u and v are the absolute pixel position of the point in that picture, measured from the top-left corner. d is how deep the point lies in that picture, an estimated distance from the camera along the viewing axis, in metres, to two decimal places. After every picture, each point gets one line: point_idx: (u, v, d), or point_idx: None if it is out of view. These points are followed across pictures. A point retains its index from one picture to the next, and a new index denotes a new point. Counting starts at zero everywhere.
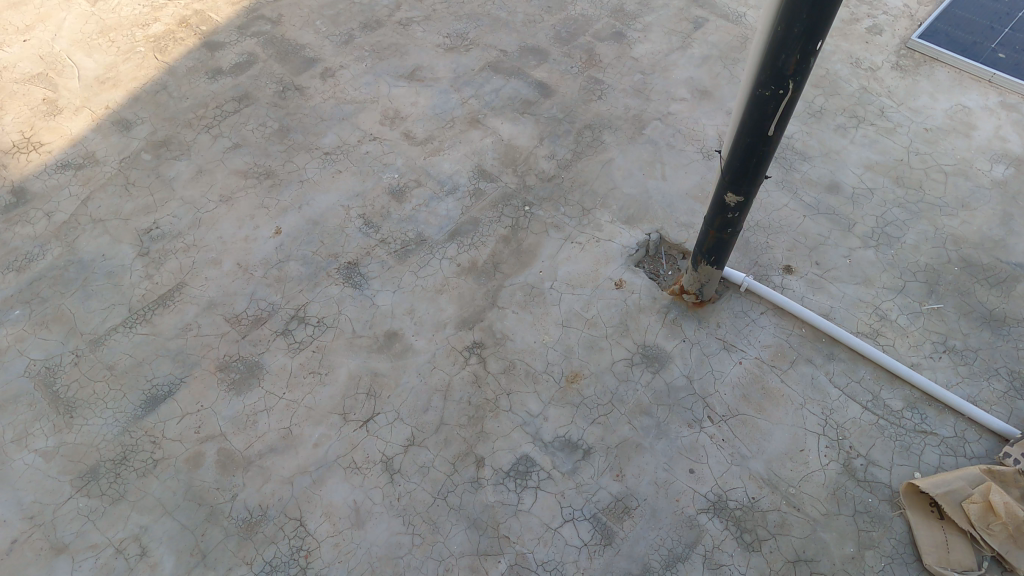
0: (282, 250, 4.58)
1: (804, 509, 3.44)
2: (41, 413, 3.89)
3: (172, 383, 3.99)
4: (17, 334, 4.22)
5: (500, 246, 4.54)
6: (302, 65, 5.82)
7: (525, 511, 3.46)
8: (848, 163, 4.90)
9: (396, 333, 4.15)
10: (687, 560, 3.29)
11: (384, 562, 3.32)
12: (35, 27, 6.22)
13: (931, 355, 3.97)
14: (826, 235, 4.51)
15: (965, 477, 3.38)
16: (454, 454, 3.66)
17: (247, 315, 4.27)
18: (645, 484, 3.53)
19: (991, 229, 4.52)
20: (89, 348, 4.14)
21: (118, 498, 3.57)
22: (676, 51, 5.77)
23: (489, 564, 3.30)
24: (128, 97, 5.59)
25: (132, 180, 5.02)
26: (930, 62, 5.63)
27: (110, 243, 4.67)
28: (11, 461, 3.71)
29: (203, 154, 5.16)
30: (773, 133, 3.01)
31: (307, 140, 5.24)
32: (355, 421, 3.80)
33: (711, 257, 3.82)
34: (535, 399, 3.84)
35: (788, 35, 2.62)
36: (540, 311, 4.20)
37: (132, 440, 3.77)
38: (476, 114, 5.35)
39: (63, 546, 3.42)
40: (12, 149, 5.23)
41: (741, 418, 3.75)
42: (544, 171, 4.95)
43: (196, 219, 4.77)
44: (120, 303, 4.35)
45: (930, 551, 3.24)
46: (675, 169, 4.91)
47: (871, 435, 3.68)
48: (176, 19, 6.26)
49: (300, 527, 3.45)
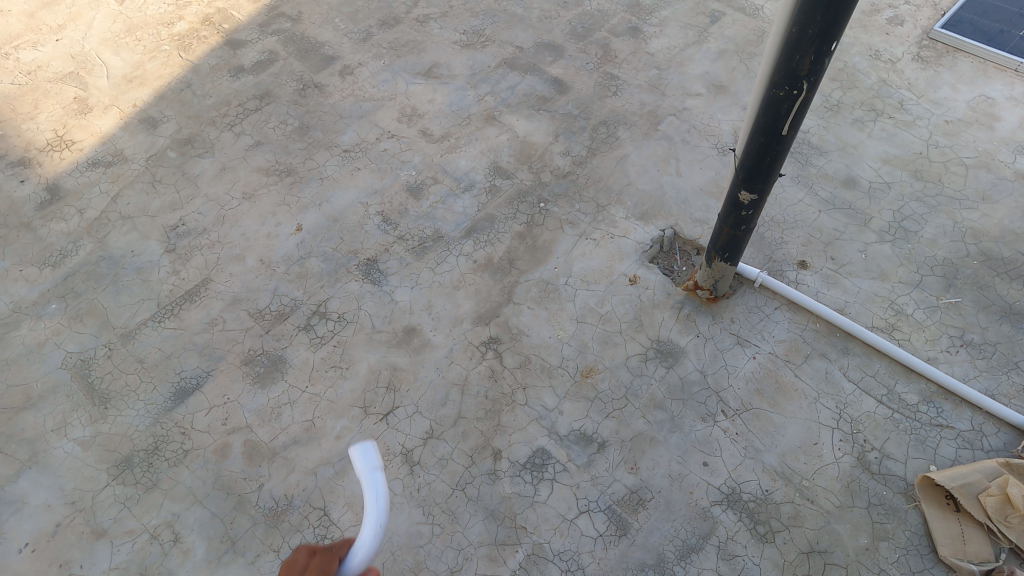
0: (304, 246, 4.70)
1: (817, 502, 3.48)
2: (78, 404, 4.06)
3: (199, 376, 4.13)
4: (53, 327, 4.40)
5: (516, 242, 4.60)
6: (322, 63, 5.92)
7: (542, 503, 3.55)
8: (865, 157, 4.88)
9: (415, 328, 4.24)
10: (701, 551, 3.36)
11: (405, 551, 3.44)
12: (66, 26, 6.40)
13: (947, 349, 3.97)
14: (842, 229, 4.51)
15: (982, 471, 3.41)
16: (473, 447, 3.76)
17: (271, 310, 4.40)
18: (659, 477, 3.60)
19: (1012, 221, 4.49)
20: (121, 342, 4.30)
21: (151, 486, 3.73)
22: (692, 45, 5.76)
23: (507, 553, 3.40)
24: (154, 95, 5.74)
25: (159, 177, 5.16)
26: (953, 52, 5.56)
27: (140, 239, 4.82)
28: (51, 449, 3.89)
29: (226, 152, 5.30)
30: (787, 132, 3.03)
31: (328, 138, 5.34)
32: (376, 414, 3.91)
33: (726, 253, 3.84)
34: (550, 393, 3.92)
35: (802, 36, 2.64)
36: (556, 306, 4.27)
37: (164, 430, 3.93)
38: (493, 111, 5.41)
39: (102, 531, 3.59)
40: (46, 147, 5.40)
41: (755, 412, 3.79)
42: (560, 168, 5.00)
43: (221, 216, 4.90)
44: (150, 298, 4.51)
45: (945, 542, 3.28)
46: (690, 165, 4.93)
47: (885, 429, 3.71)
48: (200, 17, 6.39)
49: (324, 516, 3.58)
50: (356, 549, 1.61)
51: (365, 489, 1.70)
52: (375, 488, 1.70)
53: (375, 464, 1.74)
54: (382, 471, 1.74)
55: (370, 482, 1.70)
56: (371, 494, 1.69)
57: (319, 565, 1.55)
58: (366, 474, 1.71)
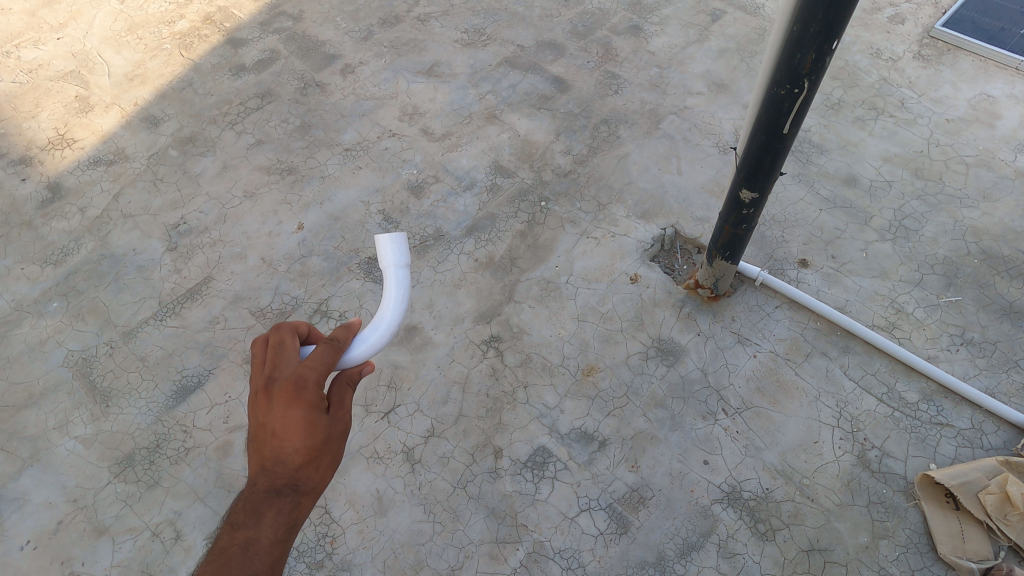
0: (305, 244, 4.71)
1: (818, 500, 3.49)
2: (80, 402, 4.07)
3: (201, 374, 4.14)
4: (55, 325, 4.41)
5: (516, 241, 4.61)
6: (323, 61, 5.92)
7: (543, 501, 3.56)
8: (866, 156, 4.88)
9: (416, 326, 4.25)
10: (701, 549, 3.37)
11: (406, 548, 3.45)
12: (68, 25, 6.40)
13: (948, 347, 3.97)
14: (843, 228, 4.51)
15: (982, 469, 3.41)
16: (473, 445, 3.76)
17: (272, 309, 4.40)
18: (659, 475, 3.60)
19: (1013, 220, 4.48)
20: (122, 340, 4.31)
21: (153, 484, 3.74)
22: (693, 44, 5.76)
23: (508, 552, 3.41)
24: (155, 94, 5.74)
25: (161, 176, 5.17)
26: (954, 50, 5.56)
27: (141, 237, 4.83)
28: (53, 447, 3.90)
29: (228, 150, 5.30)
30: (788, 130, 3.03)
31: (329, 137, 5.35)
32: (377, 412, 3.92)
33: (727, 252, 3.85)
34: (551, 392, 3.93)
35: (803, 35, 2.63)
36: (557, 305, 4.28)
37: (166, 429, 3.94)
38: (493, 110, 5.42)
39: (104, 528, 3.60)
40: (48, 145, 5.41)
41: (756, 410, 3.80)
42: (560, 166, 5.00)
43: (222, 214, 4.91)
44: (152, 296, 4.52)
45: (945, 540, 3.28)
46: (691, 163, 4.93)
47: (885, 427, 3.71)
48: (201, 16, 6.39)
49: (325, 514, 3.58)
50: (363, 342, 1.67)
51: (389, 282, 1.90)
52: (398, 283, 1.90)
53: (402, 264, 1.93)
54: (407, 270, 1.93)
55: (394, 278, 1.90)
56: (394, 287, 1.90)
57: (322, 356, 1.49)
58: (392, 270, 1.91)
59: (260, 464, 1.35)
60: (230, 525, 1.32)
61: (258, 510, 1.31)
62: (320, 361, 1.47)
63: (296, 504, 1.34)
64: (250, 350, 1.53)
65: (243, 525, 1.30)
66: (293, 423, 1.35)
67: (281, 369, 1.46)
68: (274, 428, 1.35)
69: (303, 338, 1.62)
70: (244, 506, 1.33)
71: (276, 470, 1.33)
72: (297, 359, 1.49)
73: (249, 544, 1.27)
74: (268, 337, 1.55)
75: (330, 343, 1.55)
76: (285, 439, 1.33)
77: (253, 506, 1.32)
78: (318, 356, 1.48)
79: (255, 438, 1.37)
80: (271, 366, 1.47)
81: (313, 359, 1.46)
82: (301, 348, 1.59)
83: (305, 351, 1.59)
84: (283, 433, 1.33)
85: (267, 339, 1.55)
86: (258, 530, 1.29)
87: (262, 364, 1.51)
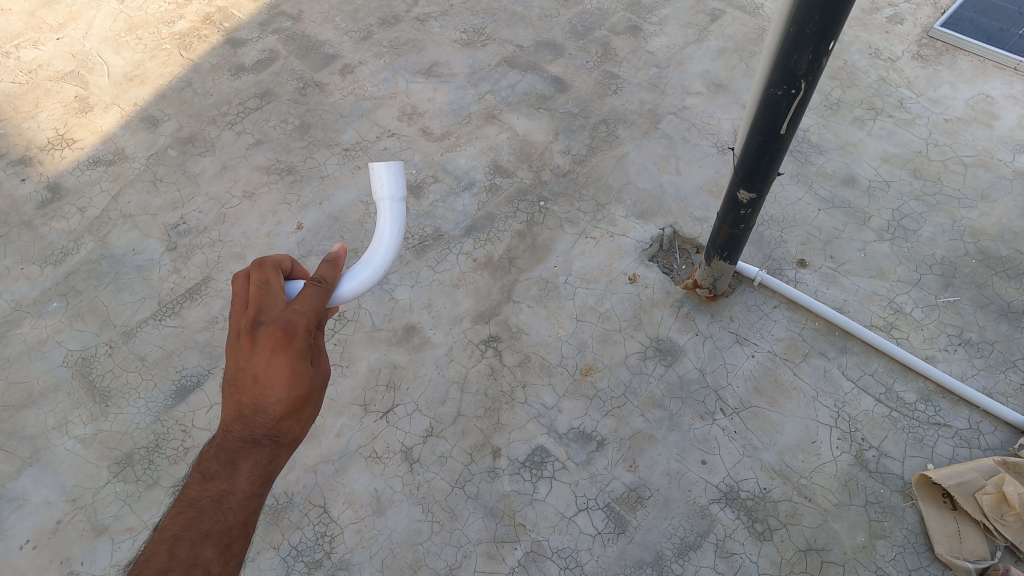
0: (304, 244, 4.71)
1: (815, 500, 3.49)
2: (79, 401, 4.08)
3: (200, 374, 4.15)
4: (54, 325, 4.41)
5: (515, 241, 4.61)
6: (323, 61, 5.93)
7: (541, 501, 3.56)
8: (864, 156, 4.88)
9: (414, 326, 4.25)
10: (699, 549, 3.37)
11: (404, 548, 3.46)
12: (67, 25, 6.41)
13: (946, 348, 3.97)
14: (841, 228, 4.52)
15: (979, 469, 3.41)
16: (472, 445, 3.77)
17: None
18: (657, 475, 3.61)
19: (1011, 220, 4.48)
20: (122, 340, 4.32)
21: (152, 483, 3.75)
22: (692, 44, 5.76)
23: (506, 551, 3.42)
24: (154, 94, 5.75)
25: (160, 176, 5.18)
26: (952, 50, 5.56)
27: (141, 237, 4.84)
28: (52, 446, 3.91)
29: (227, 150, 5.31)
30: (785, 131, 3.03)
31: (328, 137, 5.35)
32: (376, 412, 3.92)
33: (724, 252, 3.85)
34: (549, 391, 3.93)
35: (800, 36, 2.64)
36: (555, 305, 4.28)
37: (164, 428, 3.95)
38: (492, 110, 5.42)
39: (103, 528, 3.61)
40: (47, 146, 5.42)
41: (753, 410, 3.80)
42: (559, 166, 5.01)
43: (221, 214, 4.92)
44: (151, 296, 4.52)
45: (942, 541, 3.29)
46: (690, 163, 4.93)
47: (883, 427, 3.71)
48: (201, 16, 6.40)
49: (324, 514, 3.59)
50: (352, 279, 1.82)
51: (383, 216, 1.97)
52: (392, 217, 1.97)
53: (396, 196, 1.96)
54: (401, 202, 1.98)
55: (389, 211, 1.96)
56: (388, 221, 1.97)
57: (308, 301, 1.64)
58: (386, 204, 1.96)
59: (240, 410, 1.60)
60: (203, 474, 1.61)
61: (233, 461, 1.59)
62: (307, 306, 1.63)
63: (271, 455, 1.62)
64: (234, 287, 1.68)
65: (217, 477, 1.60)
66: (279, 374, 1.57)
67: (268, 313, 1.62)
68: (263, 377, 1.56)
69: (287, 273, 1.77)
70: (219, 454, 1.61)
71: (257, 419, 1.59)
72: (284, 301, 1.66)
73: (223, 496, 1.58)
74: (252, 274, 1.70)
75: (317, 285, 1.69)
76: (269, 389, 1.56)
77: (230, 457, 1.59)
78: (306, 299, 1.64)
79: (238, 381, 1.58)
80: (257, 308, 1.63)
81: (301, 303, 1.62)
82: (283, 284, 1.74)
83: (290, 286, 1.75)
84: (268, 382, 1.55)
85: (250, 276, 1.70)
86: (231, 483, 1.59)
87: (247, 302, 1.67)
